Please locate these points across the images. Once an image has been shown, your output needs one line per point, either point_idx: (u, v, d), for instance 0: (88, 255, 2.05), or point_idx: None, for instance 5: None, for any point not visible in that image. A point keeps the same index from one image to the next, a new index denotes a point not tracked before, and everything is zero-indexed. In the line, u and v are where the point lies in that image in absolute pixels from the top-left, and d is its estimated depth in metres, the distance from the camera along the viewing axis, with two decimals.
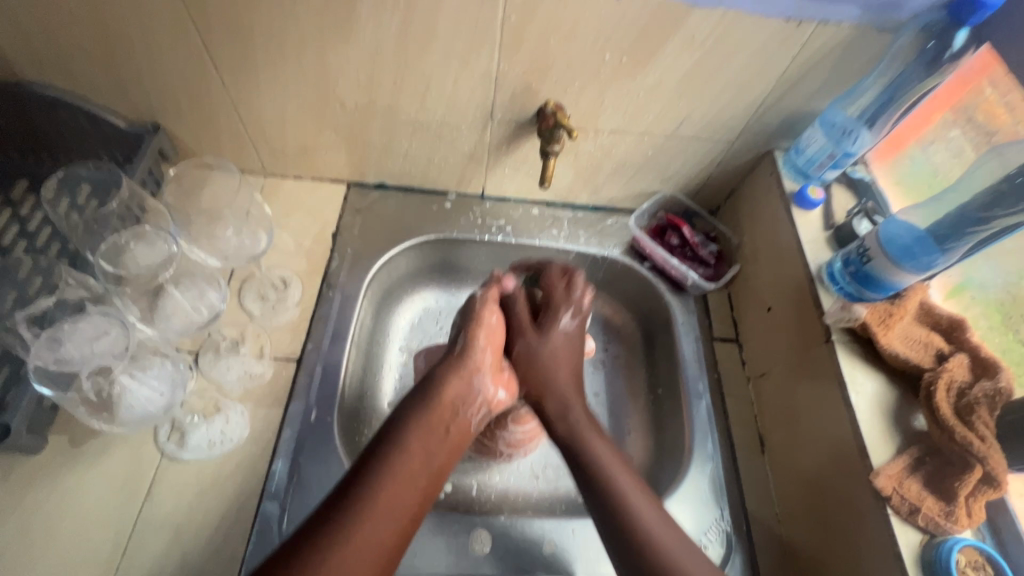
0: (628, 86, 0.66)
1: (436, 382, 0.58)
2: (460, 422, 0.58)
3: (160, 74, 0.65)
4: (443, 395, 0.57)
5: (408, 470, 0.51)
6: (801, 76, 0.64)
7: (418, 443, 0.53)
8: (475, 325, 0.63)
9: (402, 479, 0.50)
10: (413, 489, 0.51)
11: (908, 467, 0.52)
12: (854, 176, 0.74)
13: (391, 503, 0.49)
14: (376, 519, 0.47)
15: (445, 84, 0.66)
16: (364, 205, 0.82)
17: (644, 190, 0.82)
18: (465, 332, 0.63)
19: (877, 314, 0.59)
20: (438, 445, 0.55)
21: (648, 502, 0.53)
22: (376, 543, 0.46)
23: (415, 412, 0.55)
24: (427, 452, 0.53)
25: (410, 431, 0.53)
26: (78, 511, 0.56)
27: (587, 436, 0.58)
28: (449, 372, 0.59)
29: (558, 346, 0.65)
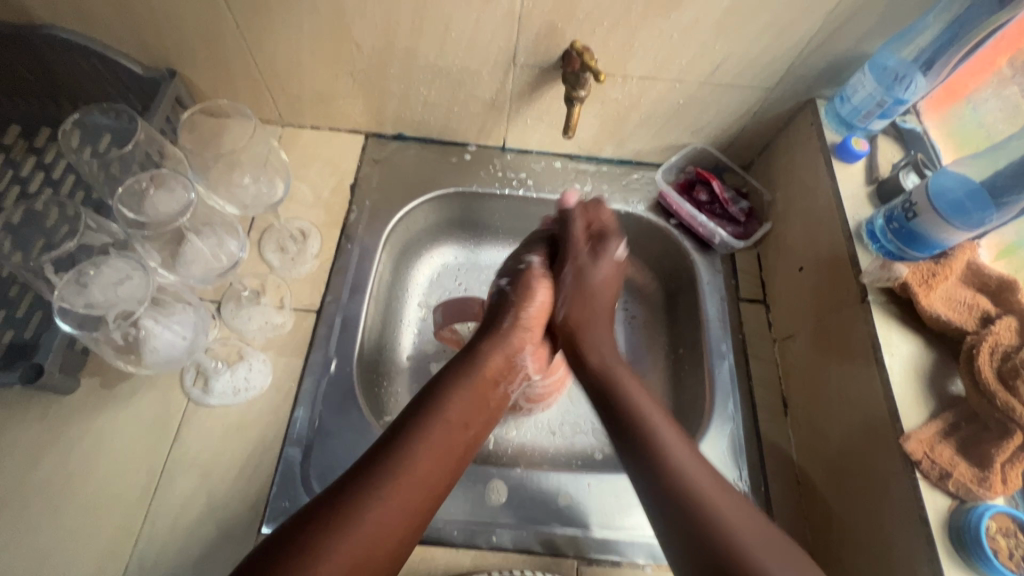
0: (661, 26, 0.61)
1: (481, 353, 0.59)
2: (500, 393, 0.59)
3: (172, 16, 0.63)
4: (484, 368, 0.58)
5: (447, 437, 0.51)
6: (853, 14, 0.59)
7: (458, 410, 0.53)
8: (525, 296, 0.64)
9: (440, 446, 0.50)
10: (452, 457, 0.51)
11: (941, 432, 0.50)
12: (903, 126, 0.69)
13: (430, 468, 0.49)
14: (412, 480, 0.47)
15: (467, 25, 0.63)
16: (382, 156, 0.80)
17: (672, 143, 0.78)
18: (513, 307, 0.64)
19: (919, 274, 0.56)
20: (476, 415, 0.55)
21: (696, 462, 0.50)
22: (410, 509, 0.47)
23: (457, 381, 0.56)
24: (465, 423, 0.54)
25: (451, 397, 0.54)
26: (111, 448, 0.59)
27: (629, 394, 0.56)
28: (493, 343, 0.60)
29: (608, 274, 0.67)
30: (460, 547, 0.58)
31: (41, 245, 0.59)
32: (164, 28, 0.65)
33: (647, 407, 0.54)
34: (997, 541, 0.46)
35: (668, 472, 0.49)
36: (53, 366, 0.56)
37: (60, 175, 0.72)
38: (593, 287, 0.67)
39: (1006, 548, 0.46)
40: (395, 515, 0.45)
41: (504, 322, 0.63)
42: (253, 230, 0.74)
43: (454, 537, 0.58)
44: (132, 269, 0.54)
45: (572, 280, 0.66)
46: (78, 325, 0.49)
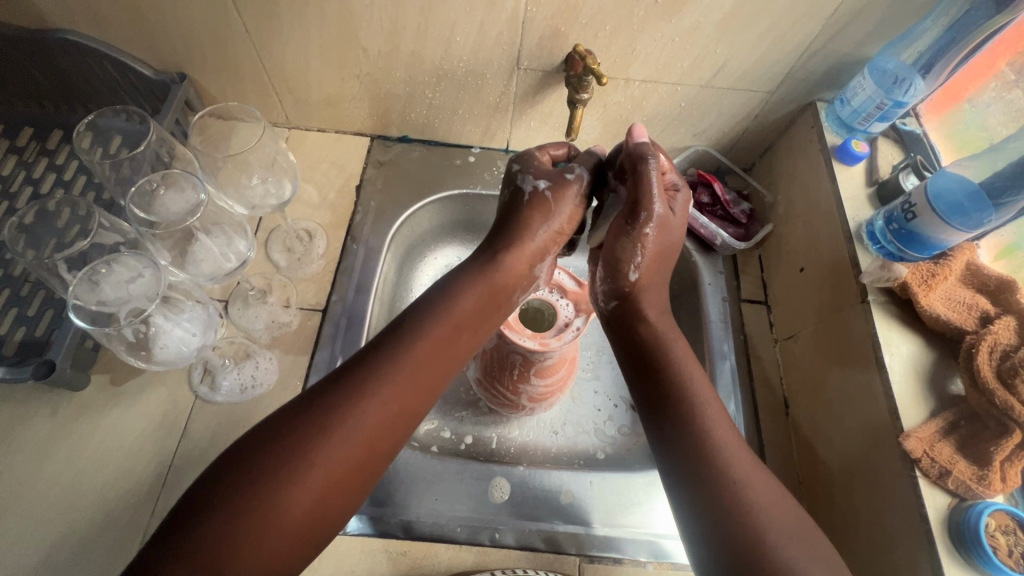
0: (663, 30, 0.62)
1: (498, 257, 0.56)
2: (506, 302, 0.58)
3: (183, 21, 0.65)
4: (500, 274, 0.56)
5: (441, 341, 0.50)
6: (852, 18, 0.60)
7: (461, 313, 0.52)
8: (556, 208, 0.59)
9: (432, 351, 0.49)
10: (443, 362, 0.50)
11: (940, 431, 0.51)
12: (903, 129, 0.70)
13: (419, 373, 0.48)
14: (406, 382, 0.47)
15: (471, 29, 0.64)
16: (387, 158, 0.81)
17: (674, 145, 0.79)
18: (546, 216, 0.59)
19: (919, 274, 0.56)
20: (479, 320, 0.54)
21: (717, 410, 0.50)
22: (404, 410, 0.46)
23: (460, 284, 0.54)
24: (463, 327, 0.52)
25: (452, 301, 0.53)
26: (119, 444, 0.59)
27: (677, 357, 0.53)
28: (515, 243, 0.57)
29: (677, 229, 0.59)
30: (463, 544, 0.59)
31: (53, 244, 0.60)
32: (174, 32, 0.66)
33: (680, 349, 0.54)
34: (996, 538, 0.46)
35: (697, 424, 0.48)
36: (65, 363, 0.57)
37: (71, 176, 0.73)
38: (671, 246, 0.59)
39: (1006, 546, 0.46)
40: (387, 415, 0.45)
41: (538, 234, 0.58)
42: (261, 231, 0.75)
43: (457, 533, 0.59)
44: (143, 267, 0.55)
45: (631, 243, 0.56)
46: (90, 321, 0.50)
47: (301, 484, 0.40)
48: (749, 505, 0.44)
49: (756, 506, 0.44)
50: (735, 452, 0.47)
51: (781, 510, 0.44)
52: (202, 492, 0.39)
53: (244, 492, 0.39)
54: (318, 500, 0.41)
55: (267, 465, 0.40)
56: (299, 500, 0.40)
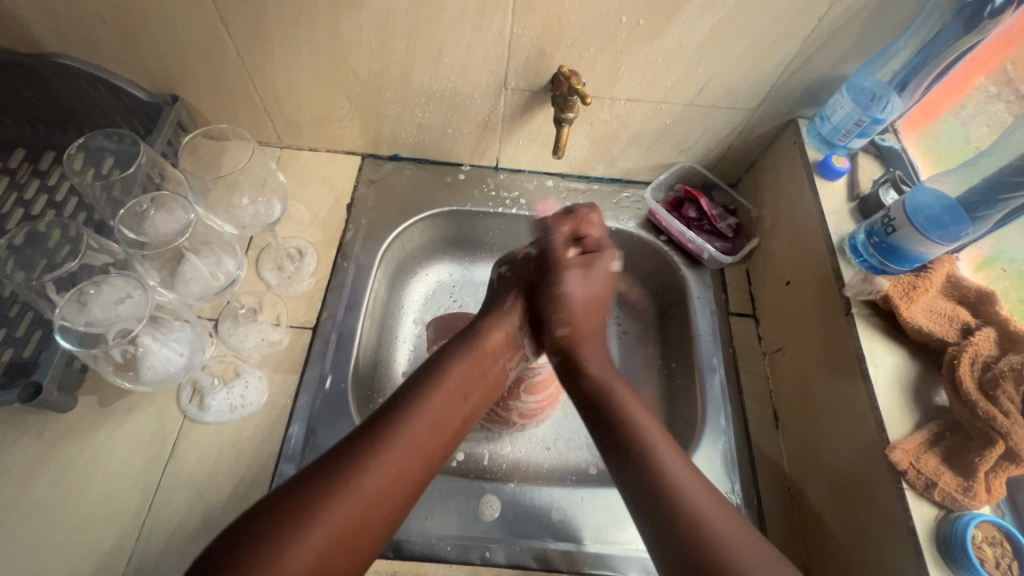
0: (646, 50, 0.64)
1: (481, 332, 0.61)
2: (498, 371, 0.60)
3: (176, 44, 0.66)
4: (484, 345, 0.59)
5: (442, 410, 0.52)
6: (828, 38, 0.61)
7: (458, 382, 0.55)
8: (527, 286, 0.65)
9: (435, 418, 0.51)
10: (445, 430, 0.52)
11: (926, 442, 0.51)
12: (882, 145, 0.71)
13: (424, 439, 0.50)
14: (413, 444, 0.49)
15: (459, 50, 0.65)
16: (378, 176, 0.82)
17: (661, 162, 0.81)
18: (512, 295, 0.65)
19: (900, 287, 0.57)
20: (475, 388, 0.56)
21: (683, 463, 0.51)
22: (412, 470, 0.48)
23: (456, 354, 0.57)
24: (462, 395, 0.55)
25: (449, 370, 0.55)
26: (106, 466, 0.59)
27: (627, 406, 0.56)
28: (497, 321, 0.62)
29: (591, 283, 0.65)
30: (454, 563, 0.58)
31: (43, 265, 0.60)
32: (167, 55, 0.67)
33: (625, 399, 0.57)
34: (983, 550, 0.46)
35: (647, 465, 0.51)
36: (51, 383, 0.57)
37: (63, 197, 0.73)
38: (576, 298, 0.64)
39: (993, 557, 0.46)
40: (395, 475, 0.47)
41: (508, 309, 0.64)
42: (251, 249, 0.75)
43: (448, 553, 0.58)
44: (132, 288, 0.55)
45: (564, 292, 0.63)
46: (79, 343, 0.50)
47: (303, 546, 0.40)
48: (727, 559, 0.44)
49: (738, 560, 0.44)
50: (699, 508, 0.48)
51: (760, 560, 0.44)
52: (203, 564, 0.39)
53: (249, 554, 0.39)
54: (316, 565, 0.41)
55: (279, 526, 0.40)
56: (302, 561, 0.40)
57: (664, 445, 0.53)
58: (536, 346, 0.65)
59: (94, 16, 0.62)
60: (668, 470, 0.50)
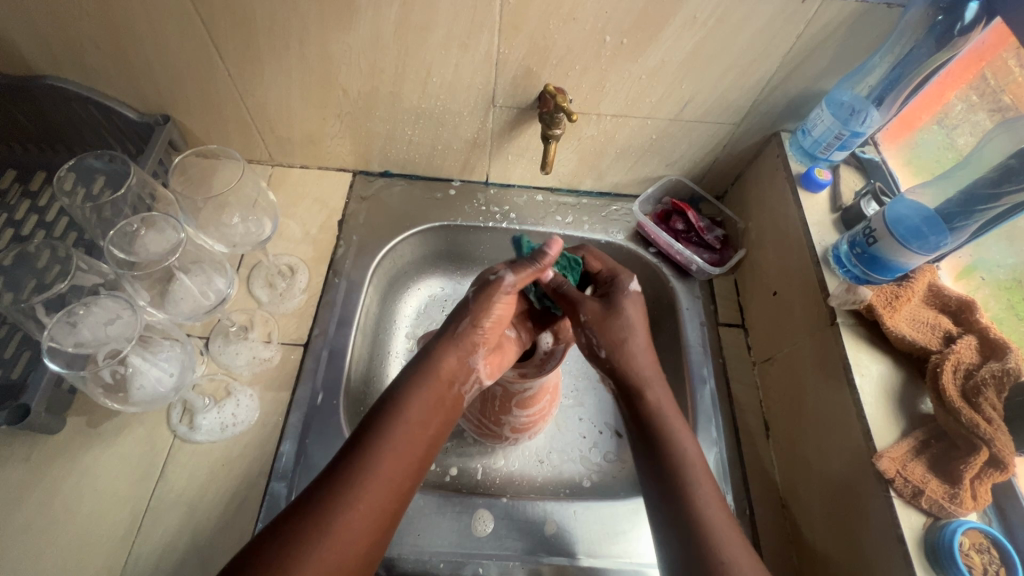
0: (630, 68, 0.65)
1: (435, 355, 0.57)
2: (456, 393, 0.57)
3: (167, 66, 0.67)
4: (439, 369, 0.56)
5: (406, 440, 0.51)
6: (807, 54, 0.63)
7: (414, 413, 0.53)
8: (484, 309, 0.59)
9: (400, 450, 0.50)
10: (412, 457, 0.51)
11: (912, 450, 0.51)
12: (863, 157, 0.73)
13: (391, 471, 0.49)
14: (375, 488, 0.48)
15: (447, 70, 0.66)
16: (369, 193, 0.83)
17: (649, 175, 0.82)
18: (472, 316, 0.59)
19: (883, 297, 0.58)
20: (433, 417, 0.54)
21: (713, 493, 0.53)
22: (377, 511, 0.47)
23: (414, 383, 0.55)
24: (423, 423, 0.53)
25: (407, 400, 0.53)
26: (93, 489, 0.58)
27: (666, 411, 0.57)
28: (450, 344, 0.58)
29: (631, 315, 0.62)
30: None
31: (33, 286, 0.60)
32: (158, 76, 0.68)
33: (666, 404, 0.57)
34: (970, 557, 0.47)
35: (670, 456, 0.54)
36: (40, 407, 0.56)
37: (52, 218, 0.73)
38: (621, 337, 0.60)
39: (981, 564, 0.47)
40: (361, 521, 0.46)
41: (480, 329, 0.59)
42: (243, 267, 0.75)
43: (440, 569, 0.58)
44: (121, 309, 0.55)
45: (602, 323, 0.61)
46: (66, 365, 0.50)
47: None
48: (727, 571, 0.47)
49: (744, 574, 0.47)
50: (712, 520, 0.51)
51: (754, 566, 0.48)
52: None
53: None
54: None
55: None
56: None
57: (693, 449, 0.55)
58: (491, 368, 0.59)
59: (86, 38, 0.63)
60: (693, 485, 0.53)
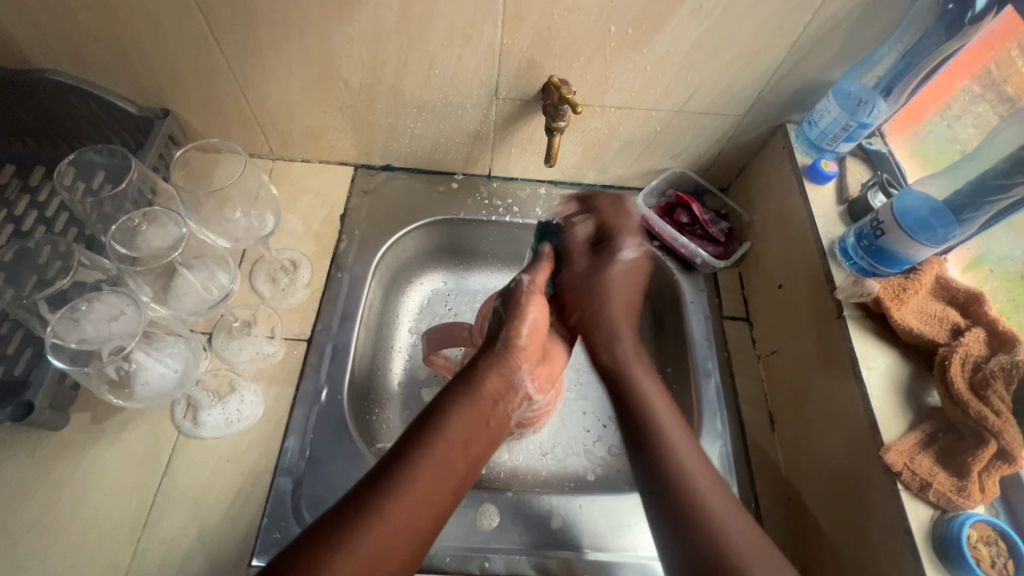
0: (635, 59, 0.64)
1: (479, 374, 0.57)
2: (500, 414, 0.57)
3: (167, 59, 0.66)
4: (483, 389, 0.56)
5: (446, 455, 0.50)
6: (814, 44, 0.62)
7: (456, 429, 0.52)
8: (518, 317, 0.60)
9: (439, 465, 0.49)
10: (451, 476, 0.50)
11: (919, 443, 0.51)
12: (869, 148, 0.72)
13: (428, 487, 0.48)
14: (412, 502, 0.47)
15: (449, 61, 0.66)
16: (371, 187, 0.83)
17: (653, 168, 0.81)
18: (507, 327, 0.60)
19: (891, 289, 0.58)
20: (475, 438, 0.53)
21: (711, 483, 0.51)
22: (414, 525, 0.46)
23: (457, 399, 0.54)
24: (465, 441, 0.52)
25: (450, 416, 0.53)
26: (99, 484, 0.58)
27: (636, 375, 0.61)
28: (495, 362, 0.58)
29: (615, 277, 0.67)
30: (452, 574, 0.58)
31: (35, 282, 0.60)
32: (159, 69, 0.67)
33: (634, 367, 0.62)
34: (978, 550, 0.47)
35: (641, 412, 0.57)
36: (43, 402, 0.56)
37: (53, 213, 0.73)
38: (606, 283, 0.67)
39: (988, 556, 0.47)
40: (397, 531, 0.45)
41: (519, 342, 0.59)
42: (244, 262, 0.75)
43: (446, 563, 0.58)
44: (124, 304, 0.54)
45: (576, 279, 0.67)
46: (70, 361, 0.50)
47: None
48: (734, 556, 0.46)
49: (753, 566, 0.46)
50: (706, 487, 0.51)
51: (758, 543, 0.47)
52: None
53: None
54: None
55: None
56: None
57: (670, 423, 0.56)
58: (539, 381, 0.61)
59: (84, 31, 0.62)
60: (684, 468, 0.52)
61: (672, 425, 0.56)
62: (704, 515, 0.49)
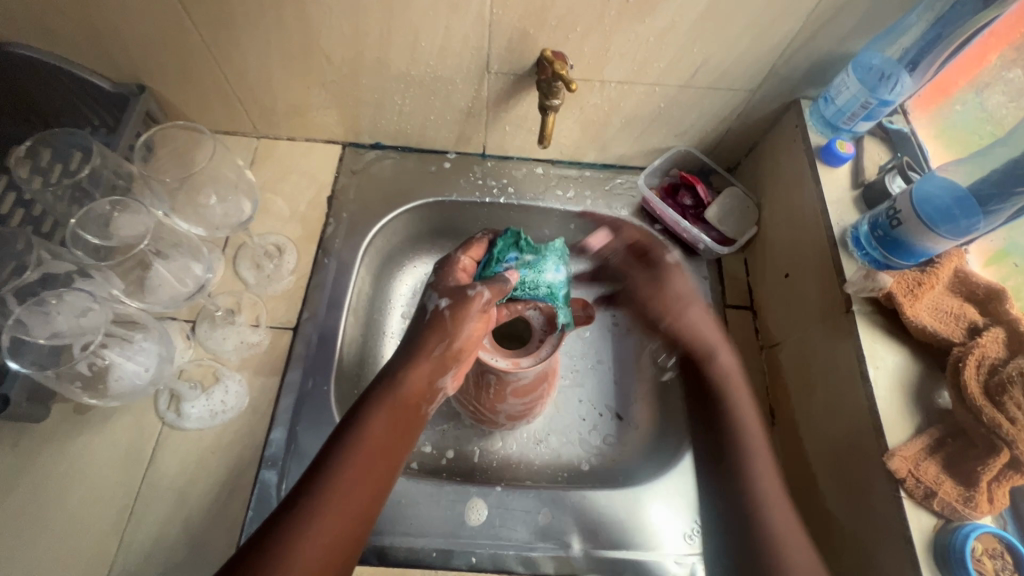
0: (637, 30, 0.59)
1: (398, 378, 0.51)
2: (422, 415, 0.52)
3: (136, 31, 0.62)
4: (402, 392, 0.50)
5: (367, 465, 0.47)
6: (835, 13, 0.57)
7: (376, 439, 0.48)
8: (458, 327, 0.53)
9: (360, 475, 0.46)
10: (376, 480, 0.47)
11: (926, 449, 0.49)
12: (890, 126, 0.66)
13: (353, 498, 0.45)
14: (334, 520, 0.44)
15: (436, 33, 0.61)
16: (359, 166, 0.79)
17: (656, 146, 0.77)
18: (444, 335, 0.52)
19: (904, 284, 0.54)
20: (396, 439, 0.49)
21: (777, 493, 0.53)
22: (346, 535, 0.44)
23: (371, 406, 0.49)
24: (387, 447, 0.48)
25: (368, 425, 0.48)
26: (83, 476, 0.58)
27: (728, 391, 0.61)
28: (419, 362, 0.52)
29: (673, 288, 0.68)
30: (438, 569, 0.57)
31: None
32: (129, 43, 0.63)
33: (733, 384, 0.61)
34: (982, 563, 0.45)
35: (726, 417, 0.59)
36: (19, 396, 0.55)
37: None
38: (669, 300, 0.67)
39: (992, 570, 0.45)
40: (324, 554, 0.43)
41: (450, 350, 0.52)
42: (228, 247, 0.72)
43: (432, 558, 0.57)
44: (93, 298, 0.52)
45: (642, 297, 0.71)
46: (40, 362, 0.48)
47: None
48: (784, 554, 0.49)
49: (789, 541, 0.50)
50: (760, 474, 0.54)
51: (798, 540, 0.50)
52: None
53: None
54: None
55: None
56: None
57: (751, 425, 0.58)
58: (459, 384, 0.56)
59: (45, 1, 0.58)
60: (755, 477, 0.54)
61: (746, 409, 0.59)
62: (761, 519, 0.52)
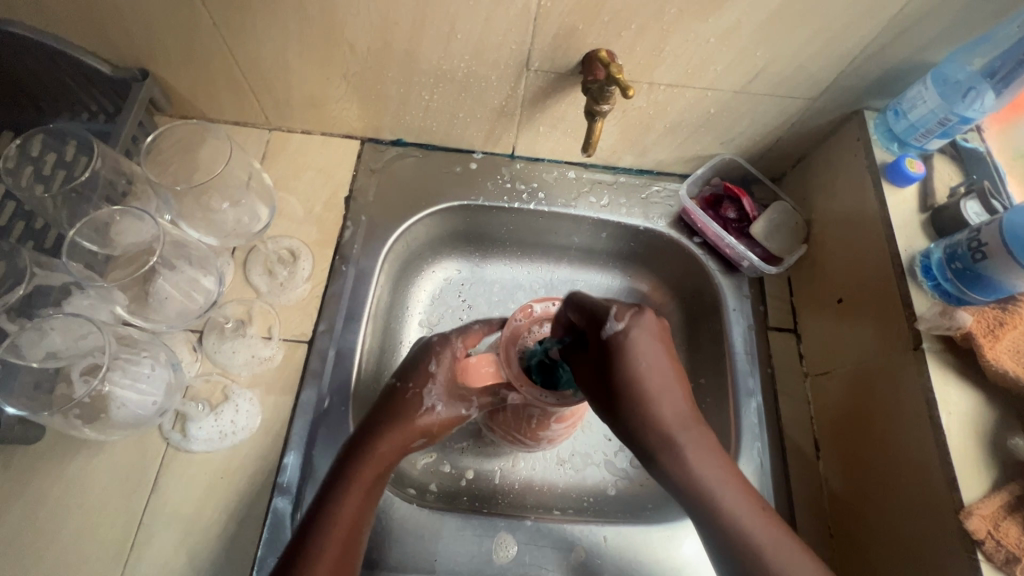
0: (698, 30, 0.54)
1: (369, 450, 0.51)
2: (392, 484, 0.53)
3: (140, 12, 0.56)
4: (376, 463, 0.50)
5: (345, 535, 0.47)
6: (919, 19, 0.51)
7: (352, 510, 0.48)
8: (438, 421, 0.54)
9: (338, 545, 0.46)
10: (353, 550, 0.47)
11: (1005, 507, 0.45)
12: (964, 146, 0.62)
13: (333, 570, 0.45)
14: None
15: (474, 25, 0.55)
16: (379, 165, 0.73)
17: (700, 153, 0.71)
18: (420, 425, 0.54)
19: (984, 323, 0.50)
20: (370, 513, 0.50)
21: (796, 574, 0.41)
22: None
23: (347, 476, 0.49)
24: (363, 515, 0.48)
25: (343, 496, 0.48)
26: (80, 502, 0.53)
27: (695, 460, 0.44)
28: (391, 430, 0.52)
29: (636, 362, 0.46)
30: None
31: None
32: (131, 24, 0.57)
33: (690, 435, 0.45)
34: None
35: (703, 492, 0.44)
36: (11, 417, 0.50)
37: None
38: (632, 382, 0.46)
39: None
40: None
41: (422, 433, 0.54)
42: (238, 250, 0.67)
43: None
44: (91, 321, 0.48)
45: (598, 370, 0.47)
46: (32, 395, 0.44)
47: None
48: None
49: None
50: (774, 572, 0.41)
51: None
52: None
53: None
54: None
55: None
56: None
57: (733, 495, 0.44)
58: None
59: None
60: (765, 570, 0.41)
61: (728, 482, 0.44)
62: None
